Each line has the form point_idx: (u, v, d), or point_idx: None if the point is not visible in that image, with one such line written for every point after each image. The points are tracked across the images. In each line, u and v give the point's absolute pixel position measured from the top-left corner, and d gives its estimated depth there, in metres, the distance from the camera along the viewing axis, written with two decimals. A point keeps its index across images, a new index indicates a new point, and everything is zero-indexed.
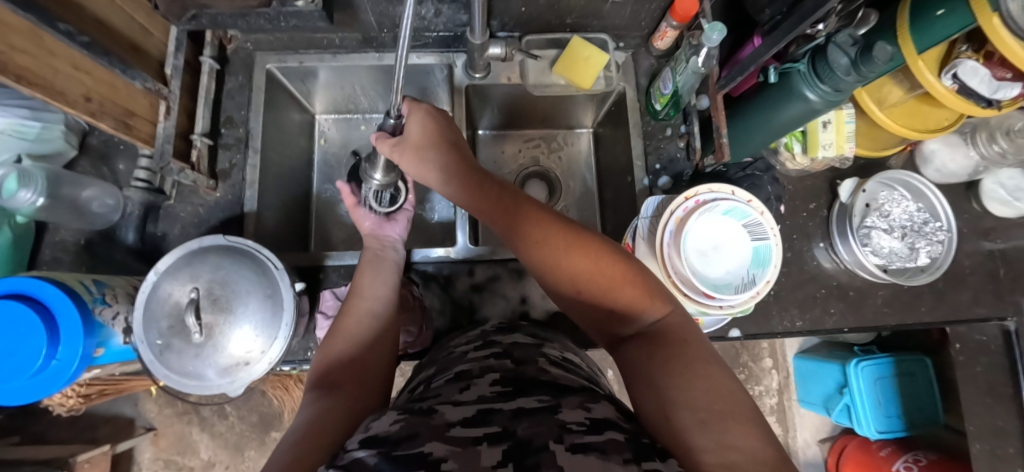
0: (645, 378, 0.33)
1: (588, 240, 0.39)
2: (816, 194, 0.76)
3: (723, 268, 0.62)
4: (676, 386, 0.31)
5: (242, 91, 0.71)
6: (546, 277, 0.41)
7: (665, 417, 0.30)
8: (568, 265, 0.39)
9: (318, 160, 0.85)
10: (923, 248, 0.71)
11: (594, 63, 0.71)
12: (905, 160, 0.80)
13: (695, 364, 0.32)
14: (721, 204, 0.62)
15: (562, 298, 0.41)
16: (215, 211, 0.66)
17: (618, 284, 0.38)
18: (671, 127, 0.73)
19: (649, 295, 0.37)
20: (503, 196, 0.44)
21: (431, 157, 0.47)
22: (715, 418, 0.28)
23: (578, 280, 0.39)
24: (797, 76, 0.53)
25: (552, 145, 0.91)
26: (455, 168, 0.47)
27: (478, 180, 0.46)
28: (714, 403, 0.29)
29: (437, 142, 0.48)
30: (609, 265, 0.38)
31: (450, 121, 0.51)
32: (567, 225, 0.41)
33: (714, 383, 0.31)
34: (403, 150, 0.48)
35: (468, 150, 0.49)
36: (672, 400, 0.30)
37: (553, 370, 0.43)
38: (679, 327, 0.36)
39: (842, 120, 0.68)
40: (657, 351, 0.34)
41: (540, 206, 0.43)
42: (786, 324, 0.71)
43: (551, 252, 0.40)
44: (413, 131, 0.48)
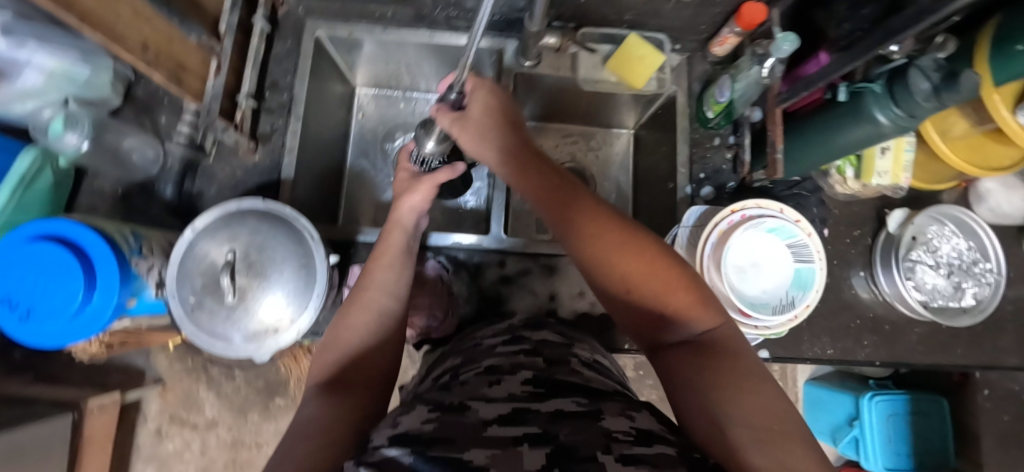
0: (694, 389, 0.31)
1: (643, 241, 0.38)
2: (861, 222, 0.73)
3: (760, 286, 0.60)
4: (731, 400, 0.29)
5: (289, 57, 0.70)
6: (591, 273, 0.39)
7: (719, 434, 0.28)
8: (619, 264, 0.37)
9: (354, 133, 0.85)
10: (969, 288, 0.69)
11: (648, 63, 0.69)
12: (958, 196, 0.77)
13: (749, 379, 0.31)
14: (767, 221, 0.60)
15: (607, 297, 0.39)
16: (253, 174, 0.66)
17: (670, 288, 0.36)
18: (720, 136, 0.71)
19: (702, 303, 0.36)
20: (559, 186, 0.42)
21: (491, 136, 0.46)
22: (774, 437, 0.27)
23: (628, 281, 0.37)
24: (869, 98, 0.51)
25: (590, 143, 0.89)
26: (512, 150, 0.45)
27: (535, 166, 0.44)
28: (772, 422, 0.28)
29: (496, 121, 0.46)
30: (661, 268, 0.37)
31: (512, 100, 0.49)
32: (622, 224, 0.39)
33: (770, 401, 0.29)
34: (464, 125, 0.46)
35: (527, 132, 0.47)
36: (726, 414, 0.29)
37: (586, 371, 0.40)
38: (732, 340, 0.34)
39: (901, 148, 0.66)
40: (707, 361, 0.32)
41: (598, 201, 0.41)
42: (816, 351, 0.69)
43: (603, 247, 0.38)
44: (475, 107, 0.47)
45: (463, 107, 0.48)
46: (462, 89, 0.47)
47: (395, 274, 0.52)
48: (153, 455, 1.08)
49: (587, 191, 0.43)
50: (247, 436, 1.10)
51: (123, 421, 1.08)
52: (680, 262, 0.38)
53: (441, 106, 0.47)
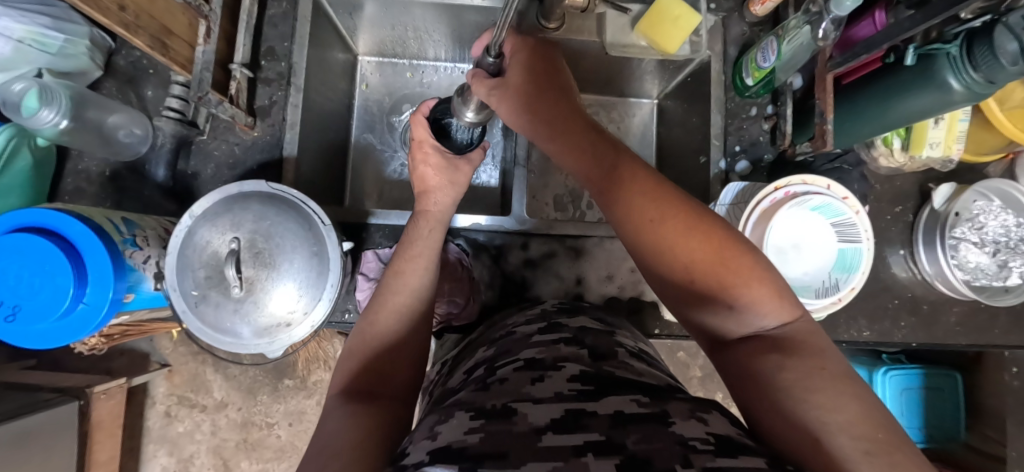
0: (770, 390, 0.27)
1: (712, 224, 0.32)
2: (902, 197, 0.69)
3: (801, 268, 0.57)
4: (824, 407, 0.24)
5: (286, 20, 0.63)
6: (647, 261, 0.34)
7: (814, 446, 0.23)
8: (680, 246, 0.32)
9: (358, 105, 0.79)
10: (1016, 267, 0.65)
11: (683, 24, 0.62)
12: (1003, 169, 0.72)
13: (846, 380, 0.26)
14: (812, 199, 0.56)
15: (664, 287, 0.34)
16: (252, 152, 0.60)
17: (739, 275, 0.31)
18: (757, 106, 0.66)
19: (779, 293, 0.31)
20: (610, 164, 0.37)
21: (533, 106, 0.40)
22: (884, 451, 0.22)
23: (693, 270, 0.32)
24: (941, 62, 0.46)
25: (611, 115, 0.83)
26: (556, 123, 0.39)
27: (582, 141, 0.38)
28: (877, 432, 0.23)
29: (537, 87, 0.41)
30: (734, 256, 0.31)
31: (557, 63, 0.43)
32: (688, 204, 0.34)
33: (871, 411, 0.24)
34: (503, 92, 0.41)
35: (577, 99, 0.41)
36: (822, 422, 0.24)
37: (636, 364, 0.36)
38: (817, 338, 0.29)
39: (956, 118, 0.61)
40: (787, 360, 0.28)
41: (658, 179, 0.36)
42: (852, 333, 0.67)
43: (664, 234, 0.33)
44: (514, 74, 0.41)
45: (501, 72, 0.43)
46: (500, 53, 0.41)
47: (427, 265, 0.48)
48: (163, 437, 1.07)
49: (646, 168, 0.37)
50: (256, 418, 1.08)
51: (130, 404, 1.06)
52: (751, 245, 0.32)
53: (476, 75, 0.42)
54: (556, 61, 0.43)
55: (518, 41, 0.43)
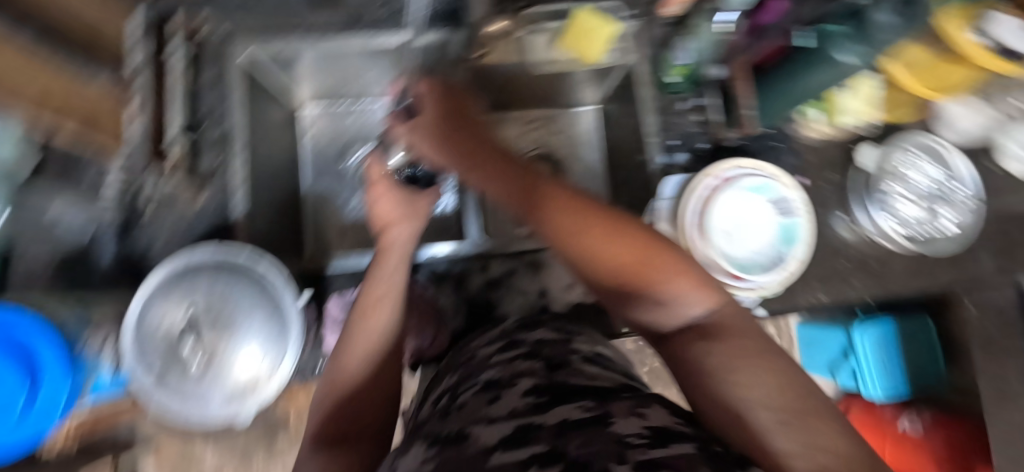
0: (703, 371, 0.29)
1: (630, 229, 0.35)
2: (834, 163, 0.73)
3: (747, 247, 0.60)
4: (744, 384, 0.27)
5: (218, 85, 0.64)
6: (581, 271, 0.36)
7: (738, 422, 0.26)
8: (601, 251, 0.34)
9: (306, 154, 0.80)
10: (945, 212, 0.71)
11: (600, 34, 0.66)
12: (922, 123, 0.77)
13: (763, 357, 0.28)
14: (744, 181, 0.60)
15: (602, 292, 0.36)
16: (201, 219, 0.62)
17: (661, 272, 0.33)
18: (686, 100, 0.68)
19: (702, 286, 0.34)
20: (526, 183, 0.38)
21: (448, 140, 0.42)
22: (799, 417, 0.24)
23: (622, 274, 0.34)
24: (832, 43, 0.51)
25: (554, 126, 0.86)
26: (470, 152, 0.40)
27: (496, 165, 0.39)
28: (792, 399, 0.26)
29: (448, 124, 0.43)
30: (654, 256, 0.34)
31: (459, 102, 0.45)
32: (605, 212, 0.36)
33: (789, 383, 0.27)
34: (418, 133, 0.44)
35: (485, 129, 0.43)
36: (743, 399, 0.26)
37: (590, 369, 0.38)
38: (741, 323, 0.32)
39: (864, 84, 0.67)
40: (714, 343, 0.30)
41: (573, 192, 0.37)
42: (810, 299, 0.69)
43: (589, 244, 0.34)
44: (428, 114, 0.44)
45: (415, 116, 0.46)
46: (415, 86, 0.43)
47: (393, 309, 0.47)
48: None
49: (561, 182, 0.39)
50: None
51: None
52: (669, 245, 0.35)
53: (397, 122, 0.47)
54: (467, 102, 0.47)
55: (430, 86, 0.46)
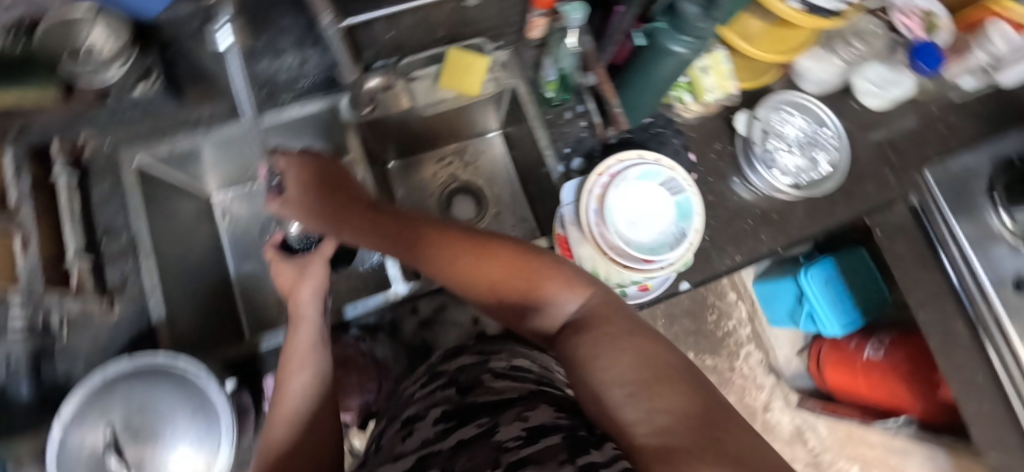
0: (577, 366, 0.33)
1: (493, 247, 0.39)
2: (719, 135, 0.79)
3: (651, 231, 0.64)
4: (603, 368, 0.31)
5: (113, 197, 0.63)
6: (465, 293, 0.40)
7: (599, 402, 0.30)
8: (477, 275, 0.39)
9: (227, 242, 0.81)
10: (820, 157, 0.78)
11: (476, 68, 0.71)
12: (785, 82, 0.85)
13: (622, 338, 0.33)
14: (631, 171, 0.64)
15: (489, 307, 0.41)
16: (118, 332, 0.59)
17: (535, 281, 0.38)
18: (568, 109, 0.73)
19: (575, 283, 0.38)
20: (399, 228, 0.43)
21: (320, 205, 0.45)
22: (643, 387, 0.29)
23: (497, 289, 0.38)
24: (660, 34, 0.55)
25: (465, 158, 0.91)
26: (344, 212, 0.45)
27: (370, 219, 0.44)
28: (641, 372, 0.30)
29: (316, 190, 0.46)
30: (520, 267, 0.38)
31: (327, 163, 0.48)
32: (469, 237, 0.40)
33: (643, 355, 0.31)
34: (289, 206, 0.47)
35: (352, 184, 0.48)
36: (602, 382, 0.31)
37: (498, 384, 0.41)
38: (612, 307, 0.36)
39: (718, 62, 0.73)
40: (585, 336, 0.34)
41: (438, 224, 0.42)
42: (727, 262, 0.75)
43: (461, 269, 0.39)
44: (292, 188, 0.47)
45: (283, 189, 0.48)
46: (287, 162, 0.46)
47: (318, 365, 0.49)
48: None
49: (428, 218, 0.44)
50: None
51: None
52: (539, 253, 0.40)
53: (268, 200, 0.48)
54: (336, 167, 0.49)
55: (285, 156, 0.48)
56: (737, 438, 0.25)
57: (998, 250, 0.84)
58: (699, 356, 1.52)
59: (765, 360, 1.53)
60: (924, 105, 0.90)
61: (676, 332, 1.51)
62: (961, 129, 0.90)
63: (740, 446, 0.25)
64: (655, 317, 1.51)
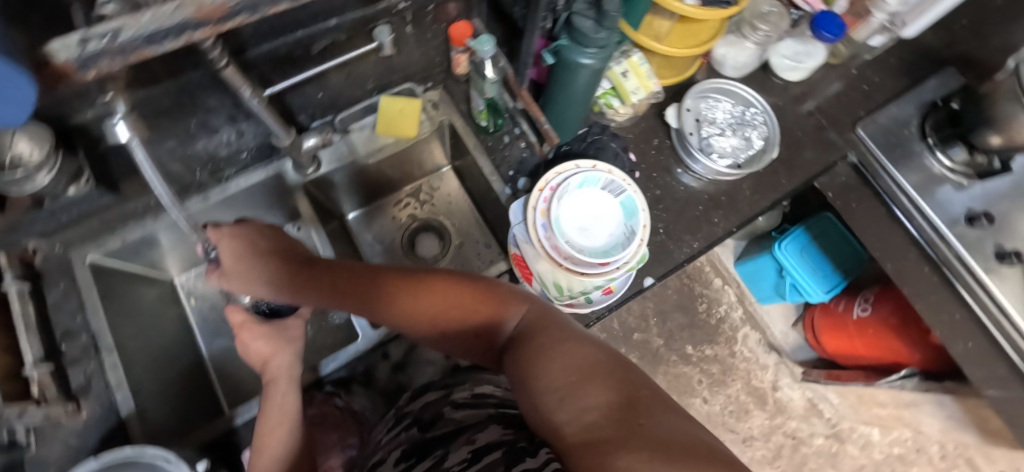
0: (515, 376, 0.38)
1: (421, 280, 0.45)
2: (654, 131, 0.82)
3: (601, 235, 0.66)
4: (537, 374, 0.35)
5: (70, 298, 0.63)
6: (403, 325, 0.47)
7: (536, 407, 0.34)
8: (417, 308, 0.45)
9: (196, 322, 0.81)
10: (752, 134, 0.82)
11: (409, 110, 0.75)
12: (707, 71, 0.89)
13: (553, 345, 0.37)
14: (571, 181, 0.66)
15: (430, 336, 0.46)
16: (88, 433, 0.58)
17: (476, 305, 0.43)
18: (507, 133, 0.76)
19: (511, 300, 0.43)
20: (333, 280, 0.49)
21: (257, 271, 0.50)
22: (573, 387, 0.33)
23: (436, 319, 0.44)
24: (566, 51, 0.58)
25: (422, 197, 0.92)
26: (281, 274, 0.51)
27: (306, 276, 0.50)
28: (570, 374, 0.34)
29: (251, 258, 0.51)
30: (456, 297, 0.44)
31: (253, 226, 0.53)
32: (396, 276, 0.47)
33: (572, 356, 0.36)
34: (226, 277, 0.51)
35: (281, 246, 0.53)
36: (537, 387, 0.35)
37: (457, 413, 0.43)
38: (546, 315, 0.42)
39: (636, 65, 0.76)
40: (521, 347, 0.39)
41: (365, 268, 0.49)
42: (687, 250, 0.77)
43: (398, 305, 0.45)
44: (226, 260, 0.51)
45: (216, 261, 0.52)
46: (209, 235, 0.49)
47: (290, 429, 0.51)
48: None
49: (354, 264, 0.50)
50: None
51: None
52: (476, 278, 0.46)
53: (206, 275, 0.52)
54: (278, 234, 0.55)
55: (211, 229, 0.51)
56: (652, 419, 0.29)
57: (943, 191, 0.87)
58: (698, 348, 1.51)
59: (764, 339, 1.53)
60: (841, 69, 0.96)
61: (671, 328, 1.51)
62: (882, 85, 0.95)
63: (654, 426, 0.29)
64: (647, 316, 1.51)
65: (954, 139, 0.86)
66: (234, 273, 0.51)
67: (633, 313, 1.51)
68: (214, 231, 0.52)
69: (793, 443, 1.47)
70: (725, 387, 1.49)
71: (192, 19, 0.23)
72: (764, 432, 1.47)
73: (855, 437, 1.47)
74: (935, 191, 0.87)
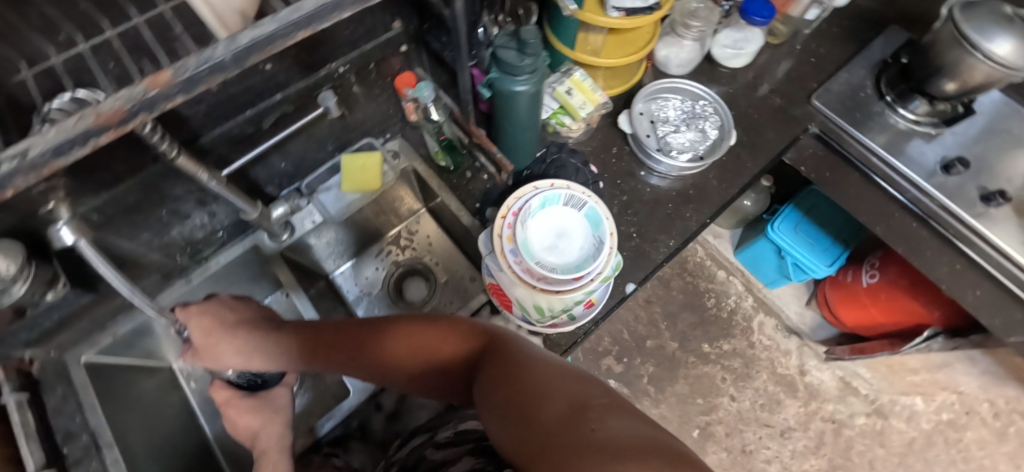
0: (486, 405, 0.44)
1: (373, 330, 0.53)
2: (612, 140, 0.84)
3: (572, 250, 0.66)
4: (504, 400, 0.42)
5: (68, 400, 0.64)
6: (362, 370, 0.54)
7: (505, 427, 0.40)
8: (380, 356, 0.52)
9: (198, 404, 0.82)
10: (706, 125, 0.83)
11: (370, 166, 0.77)
12: (654, 73, 0.91)
13: (514, 372, 0.44)
14: (532, 203, 0.67)
15: (394, 377, 0.53)
16: None
17: (438, 345, 0.50)
18: (468, 167, 0.79)
19: (472, 333, 0.51)
20: (293, 342, 0.57)
21: (224, 346, 0.58)
22: (535, 407, 0.40)
23: (399, 362, 0.51)
24: (499, 82, 0.61)
25: (402, 243, 0.93)
26: (246, 345, 0.58)
27: (267, 342, 0.58)
28: (532, 397, 0.41)
29: (223, 335, 0.59)
30: (415, 340, 0.51)
31: (220, 304, 0.61)
32: (348, 330, 0.54)
33: (533, 378, 0.43)
34: (200, 353, 0.59)
35: (246, 318, 0.61)
36: (506, 411, 0.41)
37: (440, 454, 0.48)
38: (505, 342, 0.49)
39: (579, 81, 0.79)
40: (487, 376, 0.46)
41: (315, 327, 0.57)
42: (664, 249, 0.77)
43: (356, 356, 0.53)
44: (199, 339, 0.59)
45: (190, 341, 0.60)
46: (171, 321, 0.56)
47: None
48: None
49: (308, 324, 0.58)
50: None
51: None
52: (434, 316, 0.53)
53: (184, 354, 0.60)
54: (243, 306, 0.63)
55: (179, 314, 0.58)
56: (601, 424, 0.36)
57: (915, 145, 0.85)
58: (714, 345, 1.47)
59: (781, 324, 1.49)
60: (784, 48, 0.98)
61: (683, 329, 1.48)
62: (829, 54, 0.97)
63: (602, 429, 0.35)
64: (656, 321, 1.49)
65: (910, 93, 0.84)
66: (205, 348, 0.59)
67: (642, 321, 1.49)
68: (182, 311, 0.59)
69: (834, 428, 1.40)
70: (751, 381, 1.44)
71: (93, 126, 0.25)
72: (801, 421, 1.40)
73: (897, 410, 1.40)
74: (905, 147, 0.85)
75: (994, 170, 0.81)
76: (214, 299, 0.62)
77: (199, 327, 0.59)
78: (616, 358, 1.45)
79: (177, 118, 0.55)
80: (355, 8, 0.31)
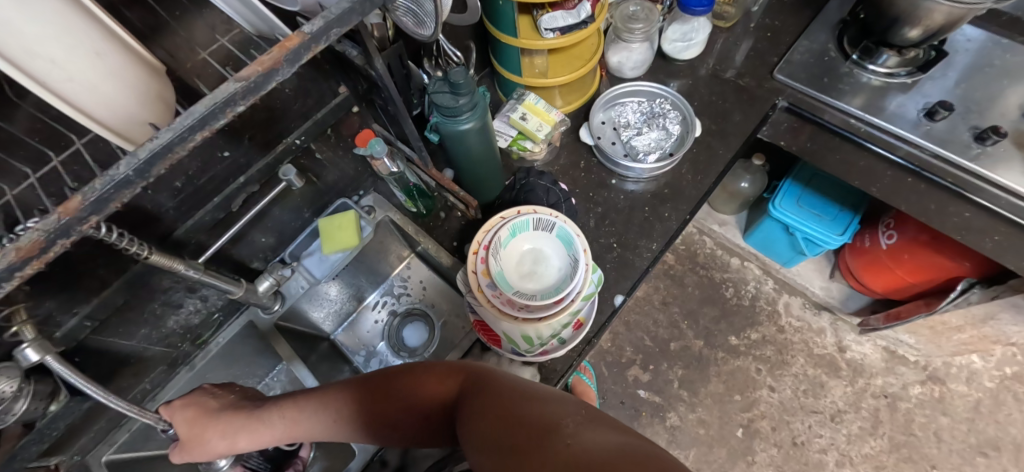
0: (464, 440, 0.44)
1: (358, 387, 0.57)
2: (578, 154, 0.84)
3: (548, 274, 0.66)
4: (481, 433, 0.42)
5: None
6: (351, 429, 0.57)
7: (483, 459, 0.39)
8: (367, 409, 0.55)
9: None
10: (668, 122, 0.83)
11: (347, 223, 0.79)
12: (610, 81, 0.92)
13: (488, 403, 0.44)
14: (498, 236, 0.66)
15: (379, 433, 0.55)
16: None
17: (418, 392, 0.53)
18: (442, 207, 0.82)
19: (449, 376, 0.52)
20: (281, 417, 0.60)
21: (212, 430, 0.59)
22: (510, 432, 0.39)
23: (384, 415, 0.54)
24: (444, 126, 0.62)
25: (395, 292, 0.93)
26: (233, 426, 0.60)
27: (256, 419, 0.60)
28: (506, 422, 0.40)
29: (210, 420, 0.60)
30: (394, 390, 0.54)
31: (205, 394, 0.63)
32: (337, 391, 0.58)
33: (506, 405, 0.43)
34: (188, 446, 0.60)
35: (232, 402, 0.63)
36: (483, 443, 0.41)
37: None
38: (478, 376, 0.50)
39: (532, 104, 0.80)
40: (463, 412, 0.46)
41: (304, 395, 0.60)
42: (647, 253, 0.76)
43: (346, 415, 0.57)
44: (186, 428, 0.60)
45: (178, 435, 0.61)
46: (157, 420, 0.58)
47: None
48: None
49: (295, 395, 0.61)
50: None
51: None
52: (408, 367, 0.55)
53: (172, 450, 0.61)
54: (224, 392, 0.66)
55: (166, 410, 0.60)
56: (575, 435, 0.35)
57: (892, 100, 0.80)
58: (741, 336, 1.41)
59: (808, 301, 1.44)
60: (736, 30, 0.97)
61: (706, 325, 1.43)
62: (785, 25, 0.94)
63: (576, 439, 0.34)
64: (677, 321, 1.44)
65: (876, 48, 0.80)
66: (192, 441, 0.60)
67: (661, 324, 1.45)
68: (165, 409, 0.60)
69: (889, 403, 1.30)
70: (788, 367, 1.37)
71: (15, 261, 0.27)
72: (852, 401, 1.32)
73: (954, 372, 1.32)
74: (884, 103, 0.80)
75: (985, 109, 0.76)
76: (197, 392, 0.64)
77: (185, 421, 0.60)
78: (641, 367, 1.40)
79: (147, 219, 0.59)
80: (250, 99, 0.33)
